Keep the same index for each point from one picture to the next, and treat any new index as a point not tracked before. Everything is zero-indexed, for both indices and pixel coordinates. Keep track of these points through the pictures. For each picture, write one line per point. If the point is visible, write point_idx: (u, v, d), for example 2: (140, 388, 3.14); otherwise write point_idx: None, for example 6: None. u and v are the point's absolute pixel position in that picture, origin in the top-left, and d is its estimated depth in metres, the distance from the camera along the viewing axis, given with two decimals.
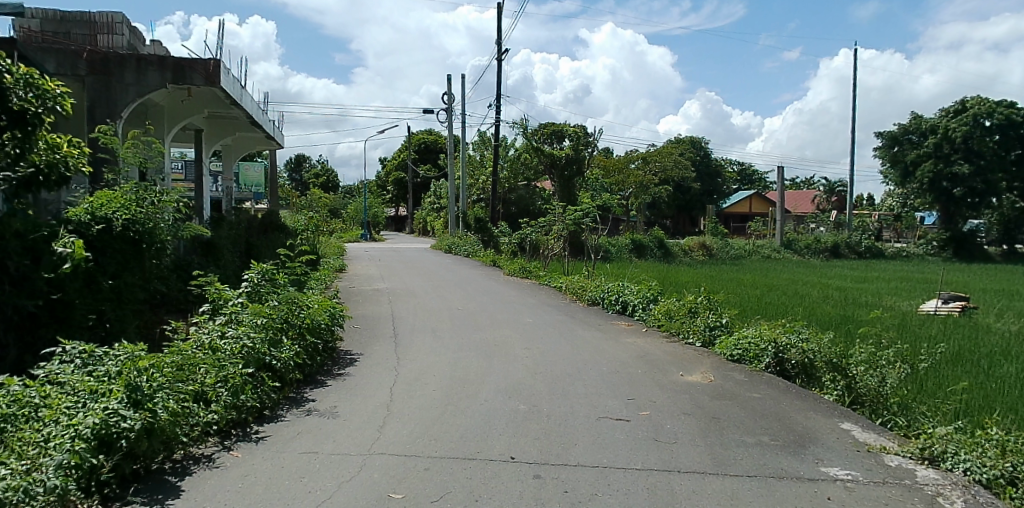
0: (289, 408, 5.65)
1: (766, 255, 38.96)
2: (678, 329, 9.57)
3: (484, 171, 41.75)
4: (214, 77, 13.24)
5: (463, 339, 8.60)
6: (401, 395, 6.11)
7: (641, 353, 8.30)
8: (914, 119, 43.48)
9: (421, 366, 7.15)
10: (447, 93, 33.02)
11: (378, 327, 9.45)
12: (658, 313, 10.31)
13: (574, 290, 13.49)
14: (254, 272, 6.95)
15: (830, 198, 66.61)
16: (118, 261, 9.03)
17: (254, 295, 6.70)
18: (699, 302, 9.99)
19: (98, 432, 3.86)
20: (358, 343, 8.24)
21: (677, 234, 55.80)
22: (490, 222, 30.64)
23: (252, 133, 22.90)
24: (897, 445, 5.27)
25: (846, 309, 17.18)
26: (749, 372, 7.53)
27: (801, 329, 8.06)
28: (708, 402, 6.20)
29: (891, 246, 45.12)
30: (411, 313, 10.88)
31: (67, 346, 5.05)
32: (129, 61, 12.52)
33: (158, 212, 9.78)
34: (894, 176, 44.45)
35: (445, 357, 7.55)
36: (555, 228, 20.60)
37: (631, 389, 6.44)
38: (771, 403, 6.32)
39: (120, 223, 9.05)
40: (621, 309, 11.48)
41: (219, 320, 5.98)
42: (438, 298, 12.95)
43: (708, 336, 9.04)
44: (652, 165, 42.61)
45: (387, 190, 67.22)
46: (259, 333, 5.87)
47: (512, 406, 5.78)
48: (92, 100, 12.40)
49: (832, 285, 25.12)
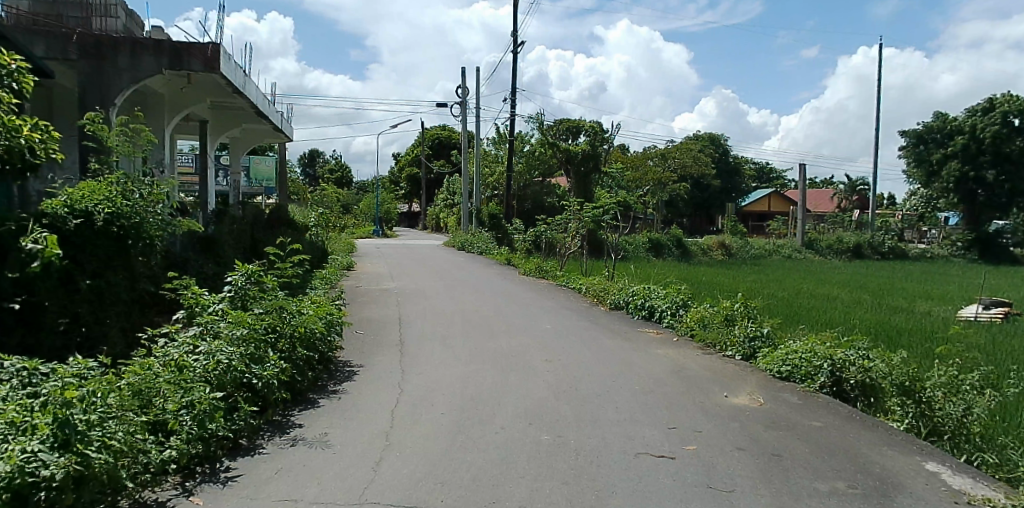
0: (271, 436, 4.81)
1: (786, 255, 37.87)
2: (714, 340, 8.64)
3: (499, 166, 40.96)
4: (214, 63, 12.29)
5: (476, 349, 7.75)
6: (404, 420, 5.26)
7: (676, 368, 7.38)
8: (938, 118, 42.08)
9: (431, 381, 6.33)
10: (461, 86, 32.20)
11: (383, 333, 8.60)
12: (690, 321, 9.37)
13: (596, 292, 12.56)
14: (237, 273, 6.08)
15: (851, 198, 65.20)
16: (100, 258, 8.27)
17: (238, 300, 5.85)
18: (736, 309, 9.05)
19: (10, 484, 3.00)
20: (359, 352, 7.40)
21: (694, 233, 54.83)
22: (504, 218, 29.76)
23: (259, 125, 22.15)
24: (1003, 495, 4.33)
25: (881, 315, 16.12)
26: (801, 393, 6.63)
27: (861, 344, 7.13)
28: (762, 434, 5.31)
29: (915, 247, 43.77)
30: (421, 317, 9.98)
31: (4, 361, 4.18)
32: (124, 44, 11.75)
33: (147, 205, 8.98)
34: (917, 175, 43.14)
35: (455, 372, 6.70)
36: (573, 226, 19.71)
37: (669, 416, 5.55)
38: (835, 436, 5.41)
39: (101, 218, 8.23)
40: (648, 315, 10.54)
41: (192, 331, 5.14)
42: (450, 300, 12.06)
43: (750, 349, 8.12)
44: (670, 162, 41.67)
45: (401, 185, 66.53)
46: (239, 347, 5.02)
47: (533, 437, 4.92)
48: (84, 86, 11.66)
49: (860, 288, 24.08)
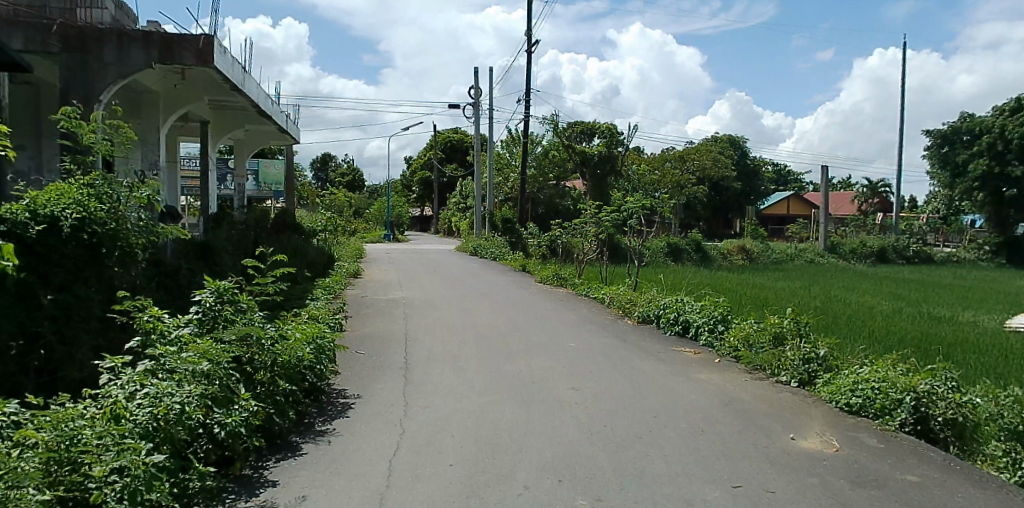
0: (234, 500, 3.82)
1: (809, 259, 36.57)
2: (763, 362, 7.59)
3: (513, 169, 39.98)
4: (207, 57, 11.35)
5: (490, 375, 6.72)
6: (404, 474, 4.25)
7: (725, 398, 6.33)
8: (965, 118, 40.57)
9: (440, 419, 5.32)
10: (473, 87, 31.28)
11: (385, 354, 7.59)
12: (733, 340, 8.31)
13: (621, 303, 11.48)
14: (206, 291, 4.99)
15: (871, 200, 63.45)
16: (68, 270, 7.39)
17: (207, 323, 4.80)
18: (786, 326, 7.98)
19: None
20: (356, 381, 6.38)
21: (713, 236, 53.54)
22: (517, 223, 28.75)
23: (263, 126, 21.28)
24: None
25: (924, 326, 14.93)
26: (879, 434, 5.54)
27: (949, 374, 6.05)
28: (849, 493, 4.26)
29: (940, 250, 42.28)
30: (429, 334, 8.96)
31: None
32: (109, 36, 10.86)
33: (125, 210, 8.02)
34: (943, 177, 41.75)
35: (468, 406, 5.66)
36: (590, 231, 18.62)
37: (731, 470, 4.51)
38: (938, 496, 4.34)
39: (67, 224, 7.29)
40: (682, 331, 9.45)
41: (141, 366, 4.13)
42: (462, 312, 11.02)
43: (805, 373, 7.10)
44: (689, 164, 41.38)
45: (413, 189, 65.77)
46: (198, 386, 4.02)
47: (566, 500, 3.91)
48: (65, 81, 10.77)
49: (890, 294, 22.91)
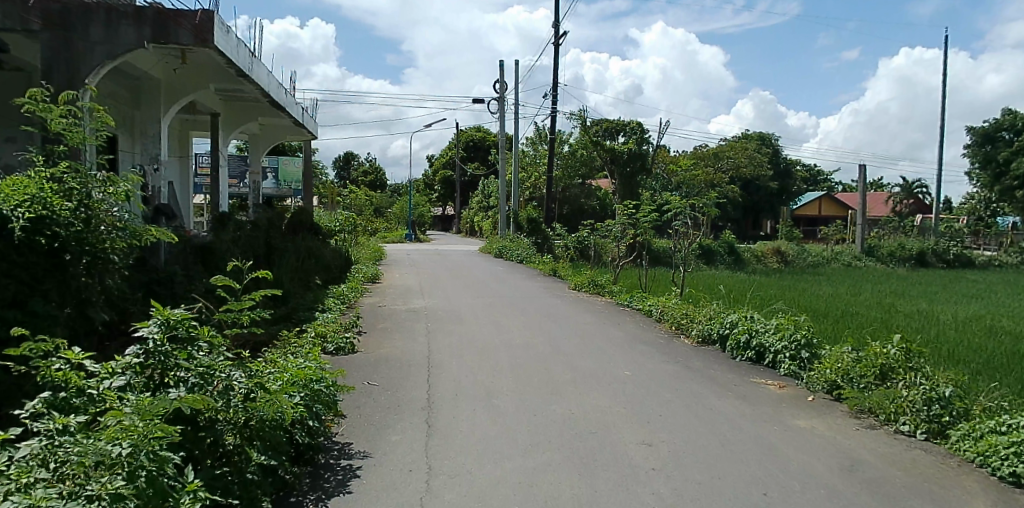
0: None
1: (846, 262, 34.61)
2: (874, 405, 6.06)
3: (538, 167, 38.57)
4: (205, 35, 10.10)
5: (533, 423, 5.24)
6: None
7: (848, 462, 4.80)
8: (1008, 114, 38.35)
9: (476, 498, 3.88)
10: (498, 82, 29.83)
11: (400, 389, 6.16)
12: (829, 372, 6.80)
13: (674, 319, 9.99)
14: (150, 324, 3.50)
15: (906, 201, 61.01)
16: (22, 282, 5.73)
17: (152, 371, 3.36)
18: (894, 357, 6.45)
19: None
20: (362, 434, 4.93)
21: (745, 237, 51.56)
22: (544, 223, 27.31)
23: (278, 119, 20.02)
24: None
25: (997, 340, 13.24)
26: None
27: None
28: None
29: (981, 253, 40.06)
30: (456, 358, 7.53)
31: None
32: (95, 11, 9.59)
33: (100, 209, 6.02)
34: (984, 178, 39.18)
35: (511, 478, 4.19)
36: (624, 233, 17.13)
37: None
38: None
39: (18, 226, 5.58)
40: (756, 358, 7.96)
41: (27, 452, 2.72)
42: (493, 328, 9.60)
43: (932, 422, 5.58)
44: (723, 161, 40.44)
45: (434, 188, 64.60)
46: (105, 483, 2.56)
47: None
48: (47, 64, 9.51)
49: (941, 301, 21.10)
